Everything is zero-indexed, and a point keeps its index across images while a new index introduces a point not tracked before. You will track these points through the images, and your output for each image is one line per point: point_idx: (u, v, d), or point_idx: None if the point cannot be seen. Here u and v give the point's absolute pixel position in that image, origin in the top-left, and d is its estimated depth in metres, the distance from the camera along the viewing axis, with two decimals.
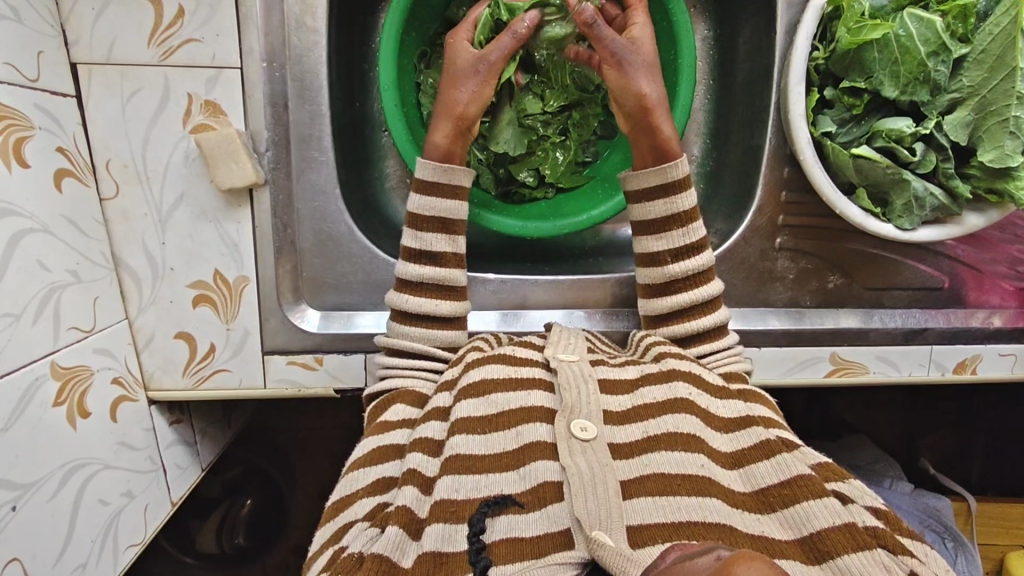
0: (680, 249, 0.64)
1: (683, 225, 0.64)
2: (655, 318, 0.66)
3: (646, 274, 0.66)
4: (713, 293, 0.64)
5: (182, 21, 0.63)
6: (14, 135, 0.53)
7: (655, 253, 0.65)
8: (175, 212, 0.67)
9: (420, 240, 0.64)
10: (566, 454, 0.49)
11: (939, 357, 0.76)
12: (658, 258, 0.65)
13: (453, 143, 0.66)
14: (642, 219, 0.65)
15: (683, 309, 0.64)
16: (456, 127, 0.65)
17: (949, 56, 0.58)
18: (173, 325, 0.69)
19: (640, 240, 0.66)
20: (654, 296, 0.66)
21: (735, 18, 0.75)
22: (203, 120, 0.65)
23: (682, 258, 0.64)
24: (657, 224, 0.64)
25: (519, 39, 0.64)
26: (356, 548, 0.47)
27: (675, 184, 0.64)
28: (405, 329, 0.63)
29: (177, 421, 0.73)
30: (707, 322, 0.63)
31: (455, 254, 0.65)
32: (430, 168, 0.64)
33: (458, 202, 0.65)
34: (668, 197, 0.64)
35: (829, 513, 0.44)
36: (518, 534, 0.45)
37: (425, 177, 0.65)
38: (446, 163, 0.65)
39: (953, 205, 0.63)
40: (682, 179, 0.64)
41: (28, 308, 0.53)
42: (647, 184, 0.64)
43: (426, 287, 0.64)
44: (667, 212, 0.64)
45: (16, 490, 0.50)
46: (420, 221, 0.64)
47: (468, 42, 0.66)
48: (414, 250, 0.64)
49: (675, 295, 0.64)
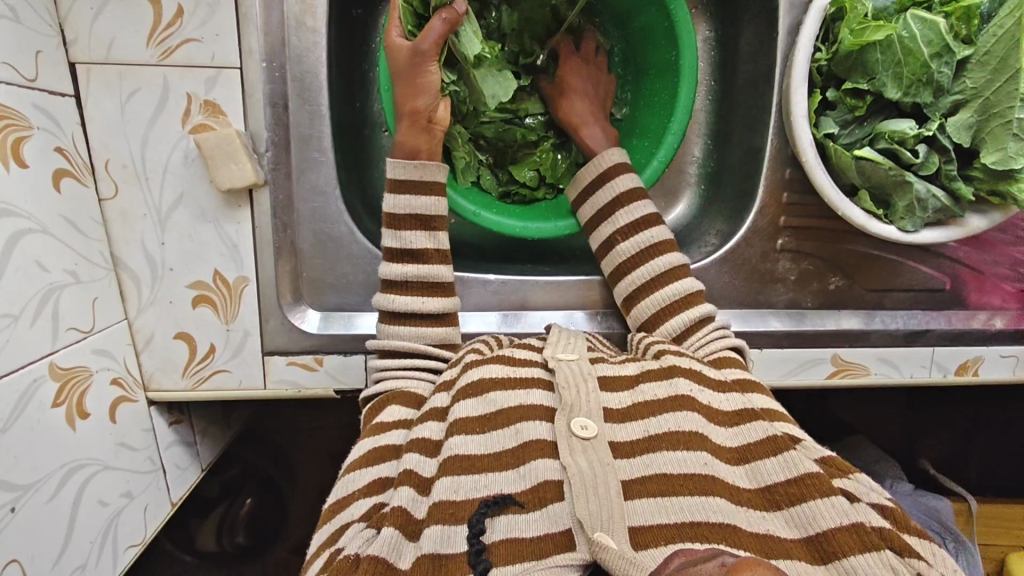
0: (625, 228, 0.68)
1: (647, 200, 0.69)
2: (628, 298, 0.68)
3: (607, 259, 0.69)
4: (669, 262, 0.66)
5: (181, 20, 0.62)
6: (13, 135, 0.53)
7: (607, 237, 0.69)
8: (174, 212, 0.66)
9: (398, 239, 0.64)
10: (567, 453, 0.49)
11: (940, 358, 0.76)
12: (611, 242, 0.69)
13: (415, 138, 0.65)
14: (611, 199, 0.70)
15: (647, 282, 0.66)
16: (413, 122, 0.65)
17: (952, 58, 0.58)
18: (172, 326, 0.69)
19: (605, 225, 0.71)
20: (621, 279, 0.68)
21: (737, 18, 0.74)
22: (203, 120, 0.65)
23: (628, 237, 0.67)
24: (601, 212, 0.69)
25: (450, 23, 0.61)
26: (352, 550, 0.46)
27: (607, 171, 0.69)
28: (394, 329, 0.63)
29: (177, 422, 0.73)
30: (669, 290, 0.65)
31: (437, 250, 0.65)
32: (399, 166, 0.65)
33: (434, 199, 0.65)
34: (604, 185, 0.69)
35: (836, 512, 0.44)
36: (518, 535, 0.45)
37: (397, 176, 0.65)
38: (414, 160, 0.65)
39: (955, 207, 0.63)
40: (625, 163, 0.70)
41: (27, 309, 0.53)
42: (586, 178, 0.71)
43: (410, 285, 0.63)
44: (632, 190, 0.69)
45: (15, 491, 0.50)
46: (398, 219, 0.64)
47: (400, 39, 0.63)
48: (395, 251, 0.64)
49: (635, 270, 0.67)
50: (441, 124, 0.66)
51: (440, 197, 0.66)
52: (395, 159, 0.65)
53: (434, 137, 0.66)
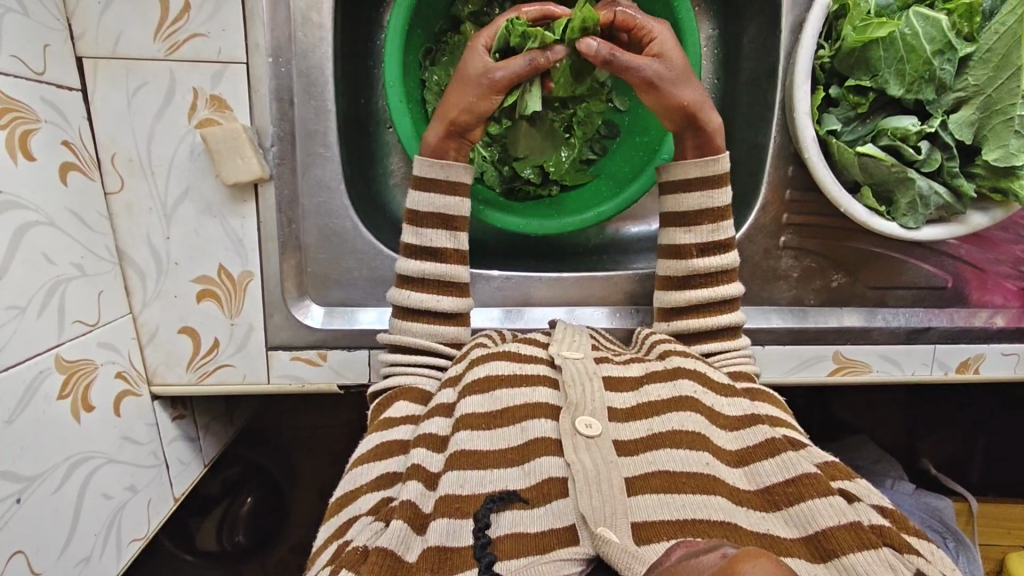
0: (708, 244, 0.64)
1: (715, 220, 0.64)
2: (672, 311, 0.66)
3: (673, 266, 0.65)
4: (734, 293, 0.64)
5: (188, 15, 0.63)
6: (20, 127, 0.53)
7: (682, 245, 0.65)
8: (180, 206, 0.67)
9: (419, 236, 0.64)
10: (570, 451, 0.49)
11: (942, 356, 0.76)
12: (684, 251, 0.65)
13: (445, 143, 0.65)
14: (675, 211, 0.65)
15: (702, 306, 0.64)
16: (449, 129, 0.65)
17: (954, 55, 0.58)
18: (176, 320, 0.69)
19: (669, 232, 0.66)
20: (673, 290, 0.65)
21: (741, 17, 0.74)
22: (209, 115, 0.65)
23: (708, 253, 0.64)
24: (687, 215, 0.65)
25: (536, 66, 0.61)
26: (361, 541, 0.47)
27: (714, 178, 0.64)
28: (408, 325, 0.63)
29: (180, 417, 0.73)
30: (723, 320, 0.63)
31: (456, 251, 0.65)
32: (426, 163, 0.64)
33: (458, 198, 0.65)
34: (704, 189, 0.64)
35: (834, 512, 0.44)
36: (522, 530, 0.45)
37: (423, 172, 0.65)
38: (441, 159, 0.65)
39: (957, 204, 0.63)
40: (722, 174, 0.65)
41: (33, 301, 0.53)
42: (687, 175, 0.65)
43: (429, 282, 0.64)
44: (700, 206, 0.64)
45: (19, 483, 0.50)
46: (421, 216, 0.64)
47: (485, 51, 0.64)
48: (416, 247, 0.64)
49: (697, 290, 0.64)
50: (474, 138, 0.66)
51: (464, 197, 0.65)
52: (422, 157, 0.65)
53: (464, 147, 0.66)
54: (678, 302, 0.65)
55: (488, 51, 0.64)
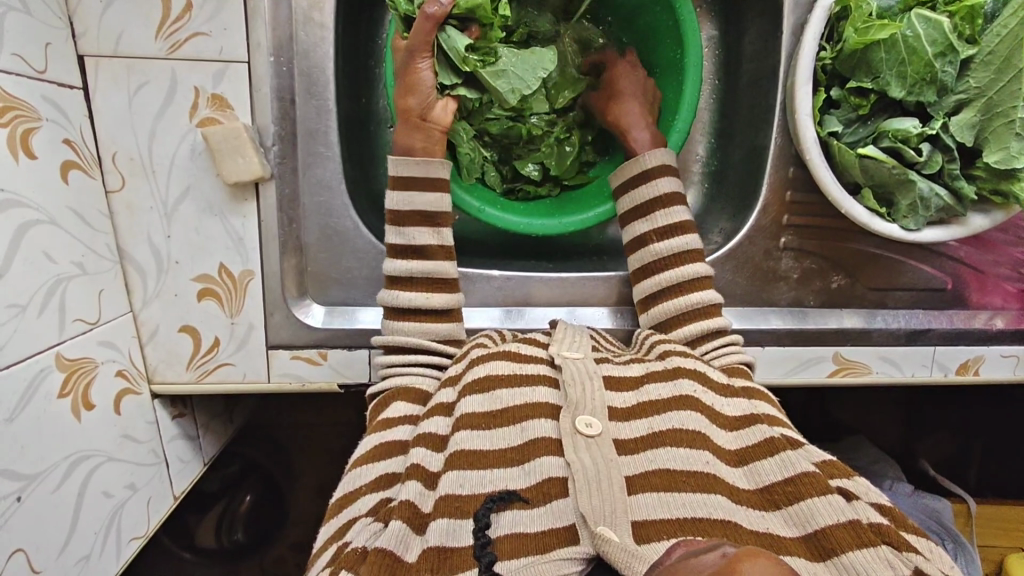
0: (663, 228, 0.66)
1: (665, 206, 0.67)
2: (651, 297, 0.66)
3: (637, 255, 0.67)
4: (700, 270, 0.64)
5: (189, 15, 0.63)
6: (21, 126, 0.53)
7: (641, 235, 0.67)
8: (181, 204, 0.67)
9: (403, 236, 0.64)
10: (571, 450, 0.49)
11: (941, 358, 0.76)
12: (644, 239, 0.67)
13: (409, 137, 0.65)
14: (630, 205, 0.68)
15: (674, 285, 0.65)
16: (405, 121, 0.64)
17: (956, 57, 0.58)
18: (176, 319, 0.69)
19: (630, 226, 0.69)
20: (644, 277, 0.67)
21: (742, 17, 0.74)
22: (210, 114, 0.65)
23: (665, 237, 0.66)
24: (640, 209, 0.68)
25: (435, 19, 0.59)
26: (359, 543, 0.47)
27: (650, 172, 0.68)
28: (398, 325, 0.63)
29: (180, 415, 0.73)
30: (696, 298, 0.64)
31: (441, 246, 0.65)
32: (400, 163, 0.65)
33: (437, 194, 0.65)
34: (644, 184, 0.68)
35: (833, 510, 0.44)
36: (521, 530, 0.45)
37: (401, 173, 0.65)
38: (410, 157, 0.65)
39: (958, 206, 0.64)
40: (659, 166, 0.68)
41: (34, 300, 0.53)
42: (629, 173, 0.69)
43: (414, 280, 0.64)
44: (651, 195, 0.67)
45: (20, 481, 0.50)
46: (402, 217, 0.64)
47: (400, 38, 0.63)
48: (399, 246, 0.64)
49: (663, 272, 0.65)
50: (436, 122, 0.64)
51: (444, 193, 0.66)
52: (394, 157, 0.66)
53: (427, 134, 0.65)
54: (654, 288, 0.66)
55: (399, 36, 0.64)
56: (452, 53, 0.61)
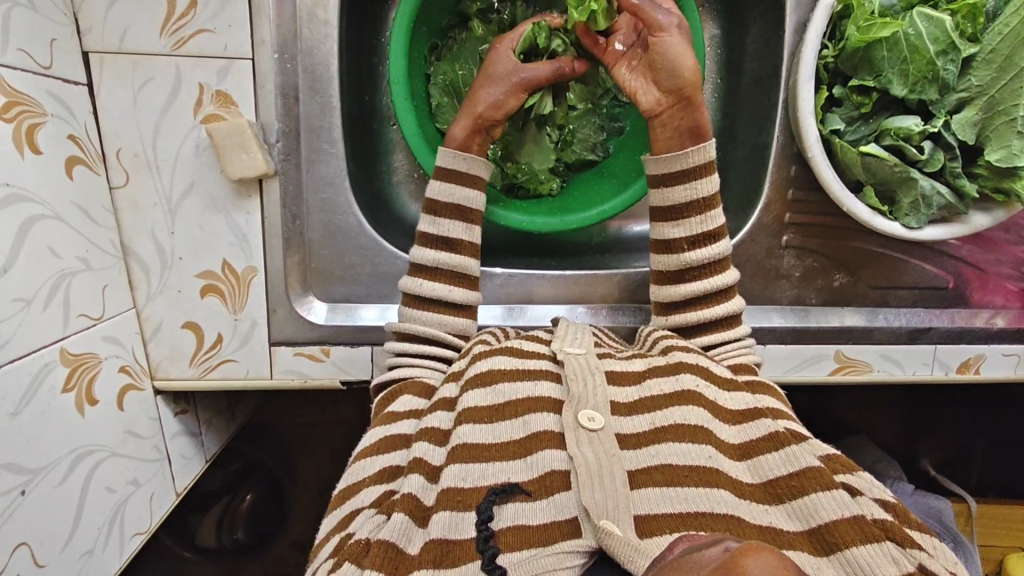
0: (698, 236, 0.64)
1: (702, 212, 0.64)
2: (671, 304, 0.66)
3: (668, 260, 0.65)
4: (729, 282, 0.64)
5: (194, 11, 0.63)
6: (27, 121, 0.53)
7: (671, 240, 0.65)
8: (185, 201, 0.67)
9: (436, 226, 0.65)
10: (573, 445, 0.49)
11: (943, 356, 0.76)
12: (674, 246, 0.64)
13: (470, 139, 0.66)
14: (662, 204, 0.65)
15: (697, 297, 0.64)
16: (473, 124, 0.66)
17: (957, 56, 0.59)
18: (180, 315, 0.69)
19: (658, 227, 0.66)
20: (666, 283, 0.66)
21: (744, 16, 0.75)
22: (214, 110, 0.65)
23: (698, 246, 0.64)
24: (675, 210, 0.64)
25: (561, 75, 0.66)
26: (363, 534, 0.47)
27: (694, 171, 0.64)
28: (416, 314, 0.63)
29: (183, 412, 0.73)
30: (720, 311, 0.63)
31: (471, 243, 0.65)
32: (449, 155, 0.65)
33: (477, 192, 0.66)
34: (686, 182, 0.64)
35: (838, 505, 0.44)
36: (525, 523, 0.45)
37: (446, 165, 0.66)
38: (464, 153, 0.66)
39: (959, 204, 0.64)
40: (706, 164, 0.64)
41: (38, 294, 0.53)
42: (670, 169, 0.64)
43: (441, 272, 0.64)
44: (686, 197, 0.64)
45: (25, 475, 0.50)
46: (439, 208, 0.65)
47: (510, 52, 0.66)
48: (431, 237, 0.65)
49: (691, 283, 0.64)
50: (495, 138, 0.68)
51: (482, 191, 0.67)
52: (446, 149, 0.66)
53: (484, 142, 0.68)
54: (674, 299, 0.65)
55: (513, 53, 0.66)
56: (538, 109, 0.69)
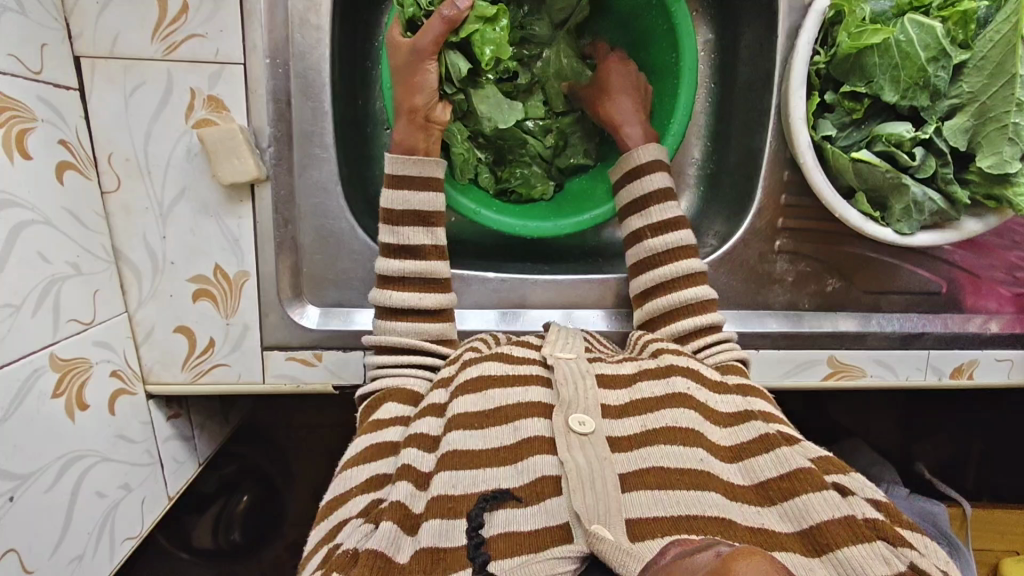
0: (656, 224, 0.67)
1: (657, 203, 0.67)
2: (644, 293, 0.67)
3: (639, 282, 0.67)
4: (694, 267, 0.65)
5: (186, 16, 0.63)
6: (17, 126, 0.53)
7: (636, 230, 0.68)
8: (177, 205, 0.67)
9: (397, 235, 0.64)
10: (564, 449, 0.49)
11: (936, 361, 0.76)
12: (639, 234, 0.68)
13: (413, 137, 0.65)
14: (626, 198, 0.69)
15: (665, 282, 0.65)
16: (411, 120, 0.65)
17: (948, 62, 0.58)
18: (171, 320, 0.69)
19: (627, 221, 0.69)
20: (641, 273, 0.67)
21: (737, 21, 0.75)
22: (205, 115, 0.65)
23: (660, 233, 0.66)
24: (638, 203, 0.68)
25: (449, 22, 0.60)
26: (350, 544, 0.47)
27: (642, 167, 0.68)
28: (391, 326, 0.63)
29: (176, 416, 0.73)
30: (687, 292, 0.64)
31: (434, 246, 0.65)
32: (398, 161, 0.65)
33: (433, 193, 0.66)
34: (639, 178, 0.68)
35: (829, 505, 0.44)
36: (515, 529, 0.45)
37: (396, 171, 0.65)
38: (412, 156, 0.65)
39: (951, 210, 0.64)
40: (648, 163, 0.68)
41: (28, 299, 0.53)
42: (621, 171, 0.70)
43: (408, 281, 0.64)
44: (644, 190, 0.68)
45: (14, 480, 0.50)
46: (397, 216, 0.64)
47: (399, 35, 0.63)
48: (393, 246, 0.64)
49: (658, 267, 0.66)
50: (437, 122, 0.66)
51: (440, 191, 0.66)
52: (394, 155, 0.66)
53: (432, 135, 0.66)
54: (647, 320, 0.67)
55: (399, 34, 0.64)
56: (453, 73, 0.63)
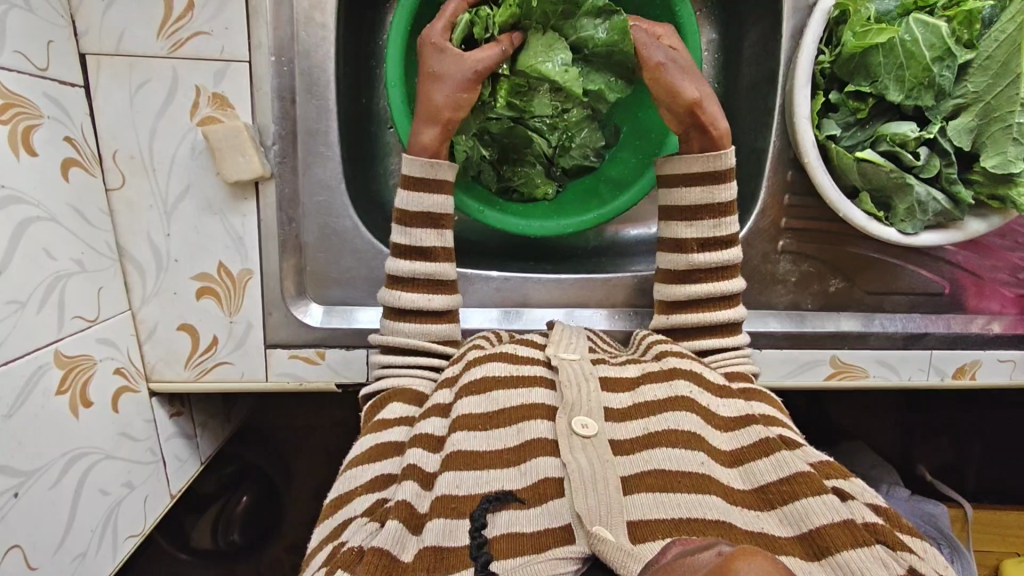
0: (708, 239, 0.64)
1: (716, 216, 0.64)
2: (671, 303, 0.66)
3: (666, 291, 0.66)
4: (734, 289, 0.64)
5: (191, 14, 0.63)
6: (23, 123, 0.53)
7: (682, 240, 0.65)
8: (182, 203, 0.67)
9: (408, 236, 0.64)
10: (567, 451, 0.49)
11: (938, 362, 0.76)
12: (685, 246, 0.65)
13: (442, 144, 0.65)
14: (677, 205, 0.65)
15: (696, 300, 0.64)
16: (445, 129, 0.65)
17: (953, 62, 0.58)
18: (175, 318, 0.69)
19: (671, 227, 0.66)
20: (672, 283, 0.66)
21: (741, 22, 0.75)
22: (211, 113, 0.65)
23: (709, 249, 0.64)
24: (689, 211, 0.65)
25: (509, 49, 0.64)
26: (357, 541, 0.46)
27: (718, 173, 0.64)
28: (399, 326, 0.63)
29: (178, 414, 0.73)
30: (719, 315, 0.63)
31: (444, 248, 0.65)
32: (422, 164, 0.64)
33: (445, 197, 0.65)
34: (704, 186, 0.64)
35: (828, 509, 0.44)
36: (518, 530, 0.45)
37: (414, 173, 0.64)
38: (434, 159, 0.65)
39: (956, 210, 0.64)
40: (728, 170, 0.64)
41: (33, 296, 0.53)
42: (692, 169, 0.65)
43: (418, 282, 0.63)
44: (703, 199, 0.64)
45: (18, 477, 0.50)
46: (410, 217, 0.64)
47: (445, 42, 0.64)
48: (404, 246, 0.64)
49: (693, 284, 0.64)
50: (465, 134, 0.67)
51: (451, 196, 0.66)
52: (412, 155, 0.65)
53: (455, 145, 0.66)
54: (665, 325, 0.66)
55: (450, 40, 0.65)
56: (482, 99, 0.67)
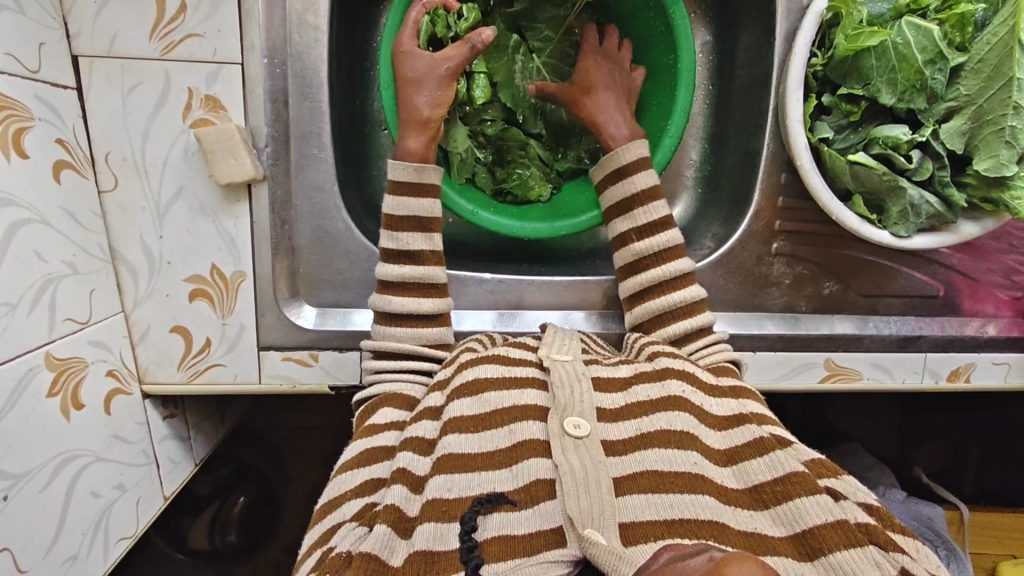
0: (644, 227, 0.66)
1: (644, 203, 0.66)
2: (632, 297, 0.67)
3: (626, 286, 0.67)
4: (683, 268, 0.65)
5: (183, 16, 0.63)
6: (13, 125, 0.53)
7: (622, 233, 0.67)
8: (174, 205, 0.67)
9: (395, 241, 0.64)
10: (558, 452, 0.49)
11: (933, 364, 0.76)
12: (625, 238, 0.67)
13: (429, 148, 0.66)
14: (614, 201, 0.68)
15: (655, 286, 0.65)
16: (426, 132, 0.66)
17: (946, 65, 0.58)
18: (168, 319, 0.69)
19: (613, 223, 0.68)
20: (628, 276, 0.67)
21: (735, 24, 0.75)
22: (203, 115, 0.65)
23: (646, 235, 0.66)
24: (624, 206, 0.67)
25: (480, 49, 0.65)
26: (345, 547, 0.47)
27: (625, 168, 0.67)
28: (390, 331, 0.63)
29: (172, 416, 0.73)
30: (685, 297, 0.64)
31: (433, 251, 0.65)
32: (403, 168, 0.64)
33: (432, 201, 0.66)
34: (624, 179, 0.67)
35: (822, 510, 0.44)
36: (510, 532, 0.45)
37: (399, 178, 0.65)
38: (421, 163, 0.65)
39: (949, 213, 0.64)
40: (632, 162, 0.67)
41: (23, 299, 0.53)
42: (607, 171, 0.68)
43: (407, 286, 0.63)
44: (626, 193, 0.67)
45: (7, 480, 0.50)
46: (396, 221, 0.64)
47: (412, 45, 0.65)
48: (391, 251, 0.64)
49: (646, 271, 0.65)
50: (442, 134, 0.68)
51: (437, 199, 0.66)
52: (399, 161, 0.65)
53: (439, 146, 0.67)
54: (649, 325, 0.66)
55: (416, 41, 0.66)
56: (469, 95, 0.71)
